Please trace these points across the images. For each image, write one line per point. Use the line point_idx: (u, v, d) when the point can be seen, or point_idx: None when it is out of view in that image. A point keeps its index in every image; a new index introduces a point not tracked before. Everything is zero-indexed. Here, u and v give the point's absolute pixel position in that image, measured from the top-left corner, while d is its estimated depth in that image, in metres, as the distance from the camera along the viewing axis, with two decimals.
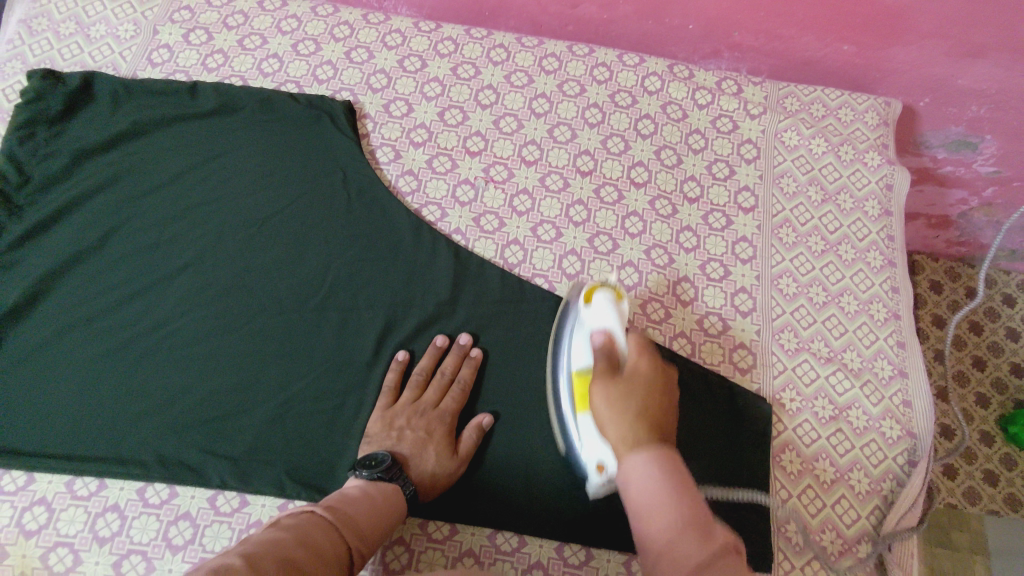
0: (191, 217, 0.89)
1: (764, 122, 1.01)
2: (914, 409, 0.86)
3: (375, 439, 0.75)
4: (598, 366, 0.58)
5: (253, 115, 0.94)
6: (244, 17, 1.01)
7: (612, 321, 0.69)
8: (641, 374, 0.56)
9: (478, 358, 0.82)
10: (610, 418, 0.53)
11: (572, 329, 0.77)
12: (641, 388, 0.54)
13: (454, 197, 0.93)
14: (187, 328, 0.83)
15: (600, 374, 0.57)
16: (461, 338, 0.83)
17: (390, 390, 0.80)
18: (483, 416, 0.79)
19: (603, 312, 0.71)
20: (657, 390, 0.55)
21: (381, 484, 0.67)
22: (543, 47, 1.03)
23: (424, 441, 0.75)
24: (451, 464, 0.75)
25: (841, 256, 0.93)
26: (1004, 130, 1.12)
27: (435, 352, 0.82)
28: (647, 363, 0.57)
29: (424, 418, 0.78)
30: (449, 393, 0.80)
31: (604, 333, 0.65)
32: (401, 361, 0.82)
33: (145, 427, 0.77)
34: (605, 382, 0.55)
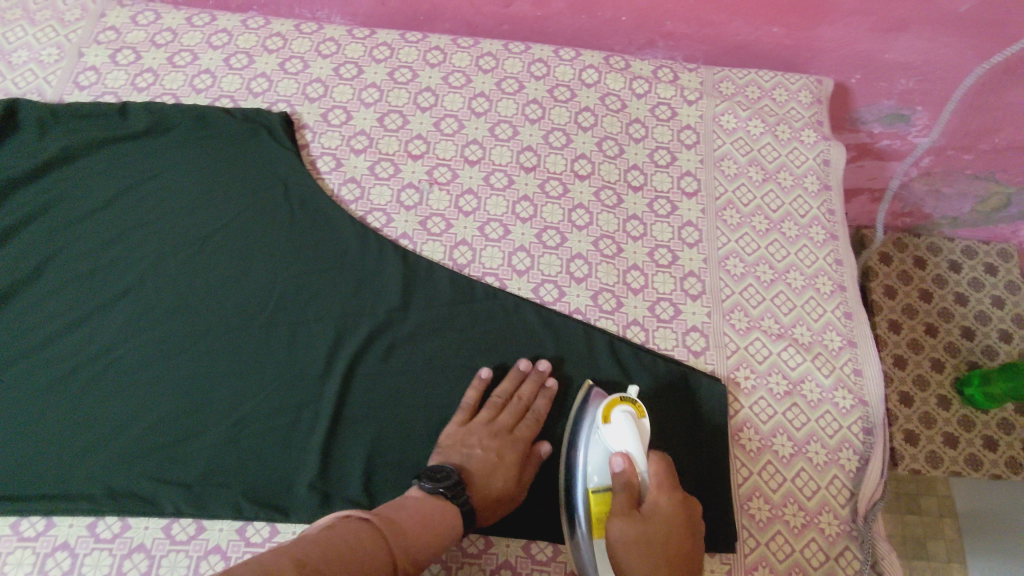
0: (129, 241, 0.87)
1: (701, 107, 1.02)
2: (864, 377, 0.88)
3: (440, 457, 0.74)
4: (621, 499, 0.67)
5: (187, 134, 0.93)
6: (172, 34, 0.99)
7: (633, 447, 0.70)
8: (659, 514, 0.66)
9: (555, 387, 0.81)
10: (628, 549, 0.64)
11: (586, 436, 0.76)
12: (662, 530, 0.65)
13: (399, 202, 0.92)
14: (131, 355, 0.81)
15: (621, 511, 0.66)
16: (542, 363, 0.82)
17: (469, 408, 0.79)
18: (546, 444, 0.78)
19: (625, 438, 0.71)
20: (672, 537, 0.65)
21: (439, 503, 0.67)
22: (479, 47, 1.03)
23: (493, 463, 0.74)
24: (510, 488, 0.74)
25: (785, 234, 0.95)
26: (934, 101, 1.16)
27: (520, 374, 0.82)
28: (667, 504, 0.67)
29: (498, 440, 0.76)
30: (524, 419, 0.79)
31: (624, 454, 0.70)
32: (484, 378, 0.81)
33: (92, 459, 0.75)
34: (624, 518, 0.66)
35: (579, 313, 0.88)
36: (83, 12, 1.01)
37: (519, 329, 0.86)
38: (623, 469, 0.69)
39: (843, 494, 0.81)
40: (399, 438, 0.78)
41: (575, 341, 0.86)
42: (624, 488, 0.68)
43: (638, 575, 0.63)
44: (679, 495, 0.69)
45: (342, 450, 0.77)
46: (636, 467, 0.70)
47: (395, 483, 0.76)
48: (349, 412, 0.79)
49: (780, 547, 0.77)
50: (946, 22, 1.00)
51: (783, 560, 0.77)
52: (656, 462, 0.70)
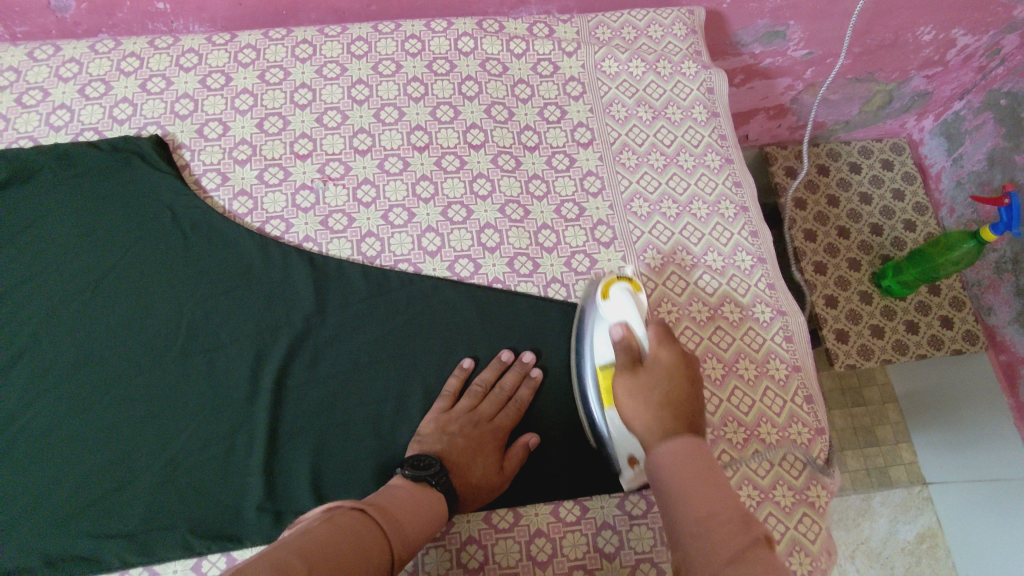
0: (12, 302, 0.82)
1: (582, 57, 1.03)
2: (778, 289, 0.91)
3: (424, 441, 0.74)
4: (621, 358, 0.66)
5: (55, 175, 0.87)
6: (16, 74, 0.93)
7: (632, 318, 0.71)
8: (662, 363, 0.64)
9: (539, 379, 0.82)
10: (633, 403, 0.62)
11: (592, 326, 0.77)
12: (663, 377, 0.63)
13: (294, 206, 0.89)
14: (43, 415, 0.77)
15: (623, 367, 0.65)
16: (526, 355, 0.83)
17: (449, 396, 0.79)
18: (531, 436, 0.79)
19: (622, 311, 0.73)
20: (682, 379, 0.64)
21: (429, 490, 0.67)
22: (348, 33, 1.00)
23: (474, 450, 0.74)
24: (495, 475, 0.74)
25: (682, 166, 0.97)
26: (803, 13, 1.19)
27: (500, 365, 0.82)
28: (668, 353, 0.65)
29: (479, 428, 0.76)
30: (506, 408, 0.80)
31: (623, 327, 0.69)
32: (465, 368, 0.81)
33: (21, 530, 0.71)
34: (628, 373, 0.64)
35: (499, 282, 0.87)
36: None
37: (441, 310, 0.85)
38: (620, 338, 0.68)
39: (777, 402, 0.84)
40: (341, 441, 0.77)
41: (500, 310, 0.86)
42: (623, 352, 0.66)
43: (641, 422, 0.61)
44: (682, 347, 0.66)
45: (285, 465, 0.75)
46: (634, 335, 0.68)
47: (346, 487, 0.75)
48: (286, 426, 0.77)
49: (727, 465, 0.80)
50: None
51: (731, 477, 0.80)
52: (655, 327, 0.67)
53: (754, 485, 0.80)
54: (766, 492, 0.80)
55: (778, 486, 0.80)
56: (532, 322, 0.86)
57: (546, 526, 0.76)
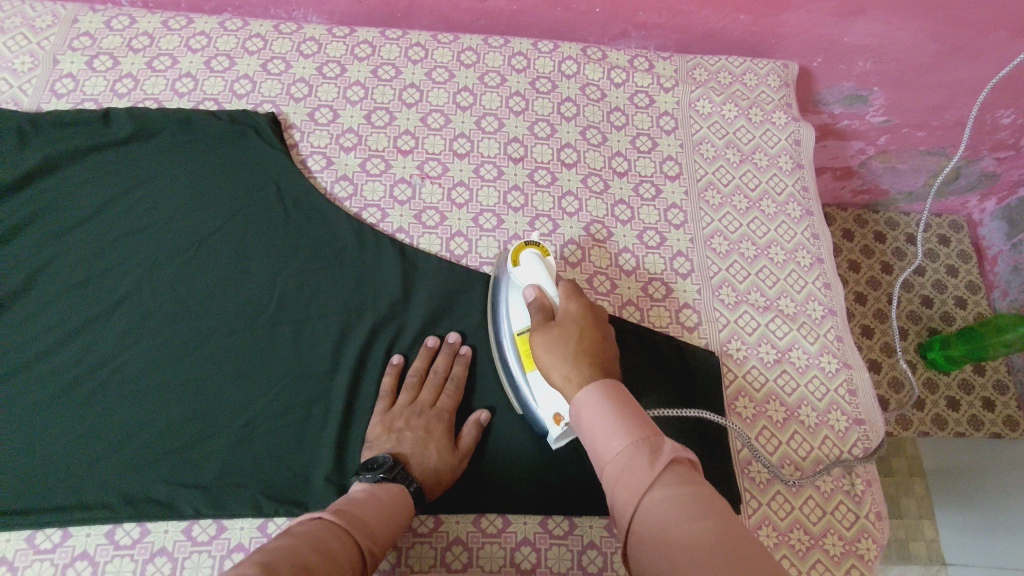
0: (119, 251, 0.85)
1: (678, 94, 1.06)
2: (845, 343, 0.92)
3: (375, 446, 0.75)
4: (536, 317, 0.67)
5: (174, 137, 0.91)
6: (149, 39, 0.97)
7: (544, 281, 0.72)
8: (571, 319, 0.65)
9: (469, 354, 0.84)
10: (548, 352, 0.62)
11: (506, 292, 0.80)
12: (575, 333, 0.63)
13: (392, 197, 0.93)
14: (135, 361, 0.80)
15: (536, 325, 0.66)
16: (451, 336, 0.85)
17: (387, 395, 0.80)
18: (482, 411, 0.80)
19: (533, 274, 0.73)
20: (588, 332, 0.64)
21: (387, 484, 0.68)
22: (459, 42, 1.04)
23: (424, 440, 0.75)
24: (450, 458, 0.76)
25: (764, 211, 1.00)
26: (890, 81, 1.22)
27: (428, 353, 0.83)
28: (576, 307, 0.66)
29: (423, 417, 0.78)
30: (445, 390, 0.81)
31: (535, 286, 0.71)
32: (394, 365, 0.82)
33: (105, 466, 0.74)
34: (542, 332, 0.65)
35: None
36: (54, 18, 0.97)
37: None
38: (533, 298, 0.70)
39: (835, 452, 0.86)
40: None
41: None
42: (536, 309, 0.68)
43: (560, 370, 0.60)
44: (591, 306, 0.67)
45: (356, 442, 0.78)
46: (547, 294, 0.70)
47: None
48: (360, 404, 0.80)
49: (781, 506, 0.82)
50: (899, 7, 1.07)
51: (784, 518, 0.81)
52: (565, 283, 0.69)
53: (805, 530, 0.80)
54: (817, 538, 0.80)
55: (829, 534, 0.81)
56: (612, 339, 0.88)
57: (599, 539, 0.77)
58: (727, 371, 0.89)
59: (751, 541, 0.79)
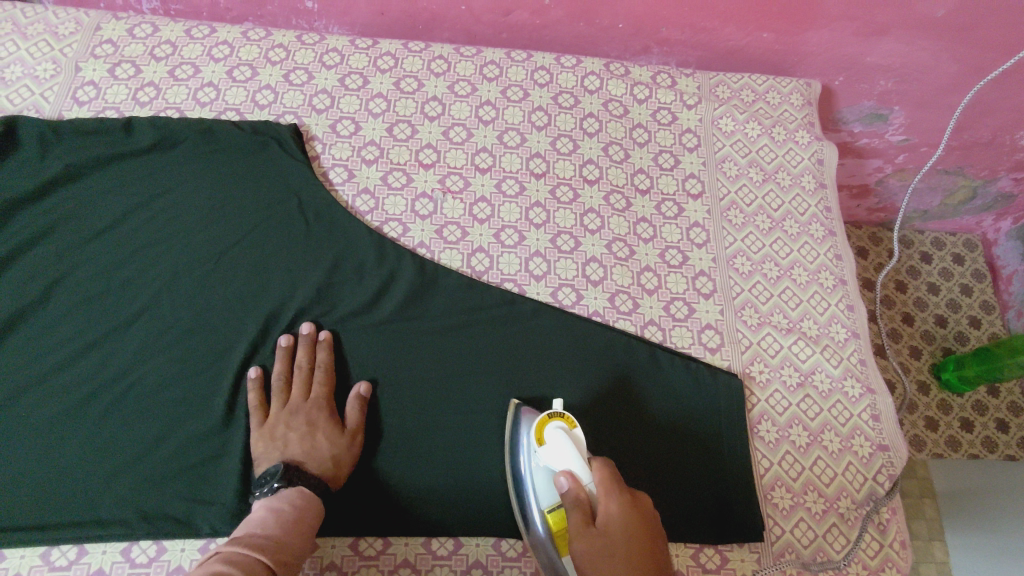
0: (139, 262, 0.84)
1: (700, 111, 1.05)
2: (869, 366, 0.91)
3: (264, 459, 0.74)
4: (574, 519, 0.62)
5: (195, 147, 0.91)
6: (171, 47, 0.97)
7: (576, 464, 0.66)
8: (614, 524, 0.61)
9: (329, 338, 0.82)
10: (595, 567, 0.59)
11: (530, 462, 0.74)
12: (620, 544, 0.60)
13: (414, 211, 0.92)
14: (153, 373, 0.79)
15: (575, 530, 0.61)
16: (304, 326, 0.82)
17: (258, 406, 0.77)
18: (361, 385, 0.80)
19: (565, 457, 0.67)
20: (633, 535, 0.61)
21: (285, 493, 0.68)
22: (482, 55, 1.04)
23: (310, 435, 0.75)
24: (343, 443, 0.76)
25: (787, 232, 0.99)
26: (911, 101, 1.22)
27: (286, 352, 0.80)
28: (617, 507, 0.62)
29: (302, 414, 0.77)
30: (312, 379, 0.79)
31: (567, 472, 0.66)
32: (254, 377, 0.79)
33: (121, 481, 0.73)
34: (583, 540, 0.61)
35: (598, 316, 0.89)
36: (77, 25, 0.96)
37: (540, 333, 0.87)
38: (568, 488, 0.65)
39: (859, 478, 0.84)
40: (429, 448, 0.79)
41: (600, 341, 0.87)
42: (574, 507, 0.63)
43: None
44: (627, 495, 0.64)
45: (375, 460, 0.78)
46: (581, 484, 0.65)
47: (430, 488, 0.77)
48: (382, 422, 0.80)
49: (804, 533, 0.80)
50: (925, 27, 1.06)
51: (807, 545, 0.80)
52: (599, 472, 0.65)
53: (829, 558, 0.79)
54: (840, 567, 0.79)
55: (852, 563, 0.79)
56: (634, 360, 0.87)
57: None
58: (749, 394, 0.88)
59: (774, 568, 0.78)
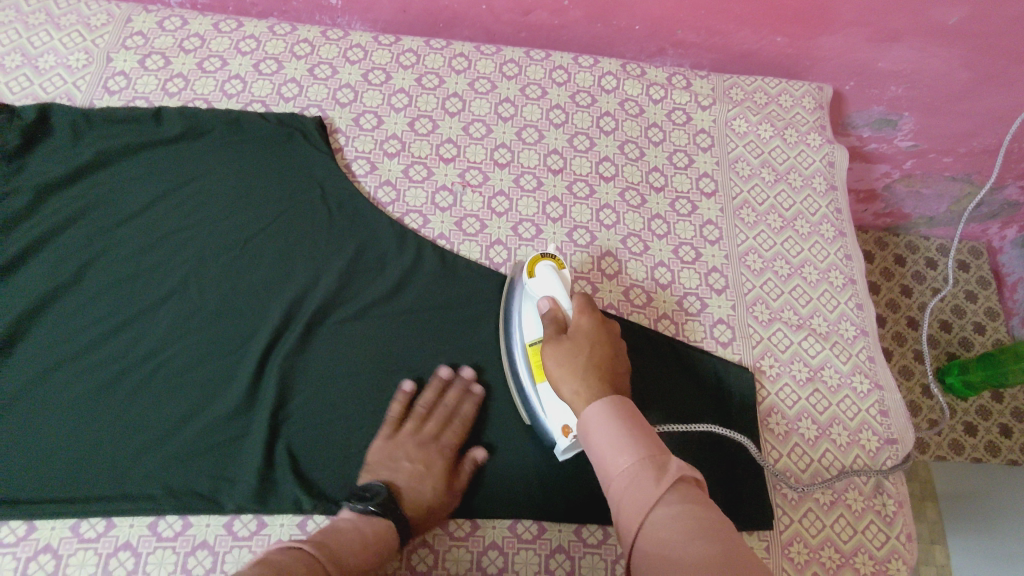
0: (167, 247, 0.86)
1: (714, 112, 1.07)
2: (877, 363, 0.93)
3: (374, 470, 0.75)
4: (548, 328, 0.70)
5: (223, 137, 0.93)
6: (200, 40, 0.99)
7: (558, 293, 0.75)
8: (583, 336, 0.68)
9: (480, 394, 0.82)
10: (558, 367, 0.65)
11: (519, 302, 0.82)
12: (585, 348, 0.66)
13: (434, 203, 0.94)
14: (180, 355, 0.81)
15: (548, 335, 0.69)
16: (466, 371, 0.83)
17: (393, 421, 0.79)
18: (478, 449, 0.79)
19: (547, 286, 0.76)
20: (597, 346, 0.67)
21: (374, 519, 0.67)
22: (502, 54, 1.06)
23: (420, 474, 0.75)
24: (445, 494, 0.75)
25: (798, 231, 1.01)
26: (920, 107, 1.24)
27: (440, 384, 0.82)
28: (588, 321, 0.69)
29: (427, 449, 0.77)
30: (452, 423, 0.79)
31: (549, 297, 0.74)
32: (406, 391, 0.80)
33: (149, 458, 0.75)
34: (554, 343, 0.68)
35: (613, 308, 0.91)
36: (109, 17, 0.99)
37: None
38: (548, 309, 0.73)
39: (866, 471, 0.86)
40: None
41: (614, 333, 0.89)
42: (550, 319, 0.71)
43: (569, 386, 0.62)
44: (601, 319, 0.71)
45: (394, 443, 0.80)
46: (560, 306, 0.73)
47: None
48: None
49: (812, 523, 0.82)
50: (935, 34, 1.08)
51: (815, 535, 0.81)
52: (579, 297, 0.72)
53: (836, 548, 0.81)
54: (847, 557, 0.80)
55: (859, 553, 0.81)
56: (646, 352, 0.89)
57: None
58: (760, 388, 0.89)
59: (783, 557, 0.80)
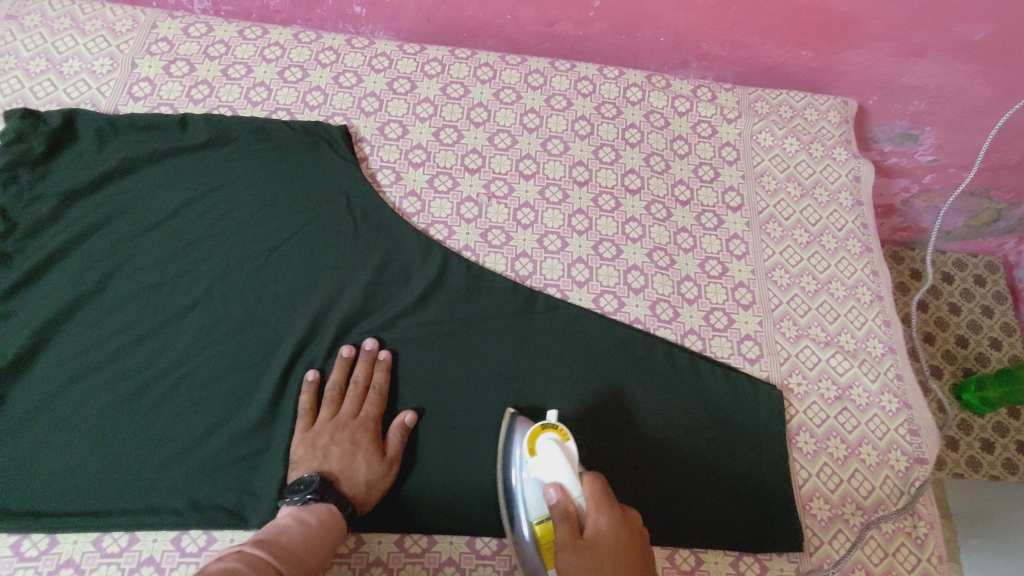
0: (192, 255, 0.85)
1: (740, 125, 1.07)
2: (905, 381, 0.92)
3: (300, 464, 0.74)
4: (561, 531, 0.63)
5: (248, 145, 0.92)
6: (225, 47, 0.98)
7: (567, 478, 0.68)
8: (604, 540, 0.62)
9: (387, 360, 0.82)
10: None
11: (519, 472, 0.73)
12: (610, 562, 0.61)
13: (459, 215, 0.93)
14: (205, 366, 0.80)
15: (564, 544, 0.63)
16: (368, 343, 0.82)
17: (308, 412, 0.78)
18: (407, 413, 0.79)
19: (557, 471, 0.68)
20: (621, 541, 0.63)
21: (314, 505, 0.67)
22: (527, 64, 1.05)
23: (351, 453, 0.75)
24: (381, 468, 0.75)
25: (825, 246, 1.00)
26: (943, 122, 1.23)
27: (344, 364, 0.81)
28: (607, 524, 0.63)
29: (348, 430, 0.77)
30: (364, 399, 0.79)
31: (557, 485, 0.66)
32: (310, 380, 0.79)
33: (173, 471, 0.74)
34: (572, 552, 0.62)
35: (640, 323, 0.90)
36: (134, 23, 0.98)
37: (582, 340, 0.88)
38: (557, 500, 0.65)
39: (895, 492, 0.85)
40: (472, 448, 0.80)
41: (641, 349, 0.88)
42: (562, 517, 0.64)
43: None
44: (619, 512, 0.65)
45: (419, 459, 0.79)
46: (571, 497, 0.66)
47: (473, 488, 0.78)
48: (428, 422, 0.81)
49: (842, 544, 0.81)
50: (961, 49, 1.08)
51: (845, 557, 0.80)
52: (591, 486, 0.66)
53: (866, 571, 0.79)
54: None
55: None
56: (672, 369, 0.87)
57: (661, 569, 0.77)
58: (788, 406, 0.88)
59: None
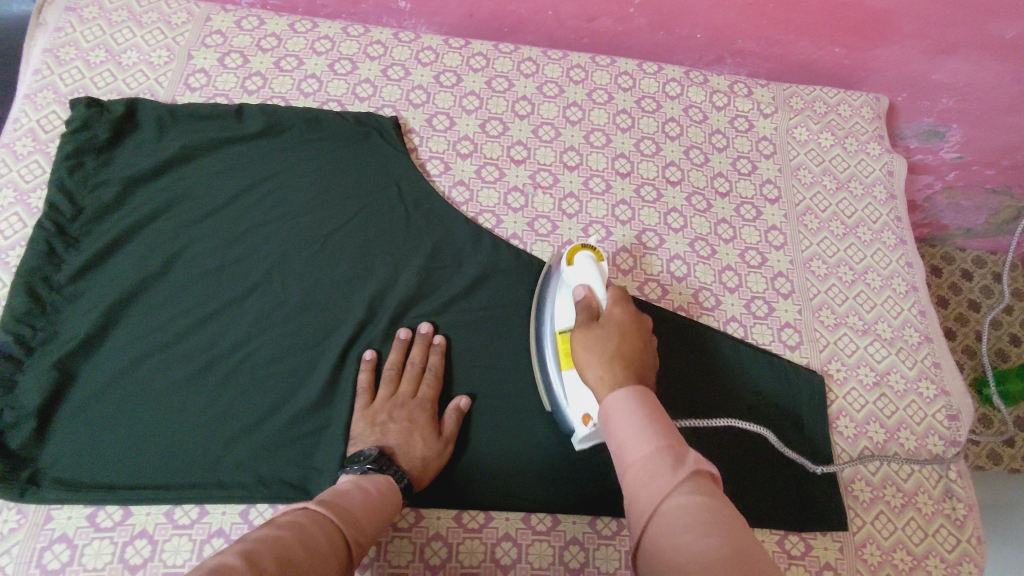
0: (251, 240, 0.88)
1: (776, 120, 1.09)
2: (941, 369, 0.95)
3: (360, 440, 0.77)
4: (581, 316, 0.69)
5: (302, 135, 0.95)
6: (277, 40, 1.01)
7: (596, 282, 0.73)
8: (618, 321, 0.67)
9: (443, 344, 0.84)
10: (586, 354, 0.64)
11: (554, 294, 0.81)
12: (616, 334, 0.65)
13: (506, 204, 0.96)
14: (267, 346, 0.82)
15: (580, 323, 0.68)
16: (423, 326, 0.85)
17: (366, 390, 0.80)
18: (461, 397, 0.81)
19: (584, 277, 0.75)
20: (629, 335, 0.66)
21: (374, 476, 0.69)
22: (569, 59, 1.08)
23: (408, 429, 0.77)
24: (437, 446, 0.77)
25: (860, 238, 1.02)
26: (971, 120, 1.25)
27: (401, 344, 0.83)
28: (622, 312, 0.68)
29: (406, 408, 0.79)
30: (422, 380, 0.82)
31: (585, 286, 0.73)
32: (368, 360, 0.82)
33: (239, 448, 0.77)
34: (585, 331, 0.67)
35: (683, 310, 0.93)
36: (188, 16, 1.01)
37: None
38: (583, 296, 0.72)
39: (934, 476, 0.87)
40: (523, 429, 0.82)
41: (685, 335, 0.90)
42: (584, 309, 0.70)
43: (594, 373, 0.62)
44: (637, 312, 0.69)
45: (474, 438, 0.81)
46: (595, 294, 0.72)
47: (527, 466, 0.80)
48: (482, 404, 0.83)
49: (884, 525, 0.83)
50: (992, 47, 1.10)
51: (887, 537, 0.82)
52: (616, 289, 0.71)
53: (907, 550, 0.81)
54: (920, 559, 0.81)
55: (931, 556, 0.82)
56: (714, 355, 0.90)
57: None
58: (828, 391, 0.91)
59: (857, 558, 0.80)
